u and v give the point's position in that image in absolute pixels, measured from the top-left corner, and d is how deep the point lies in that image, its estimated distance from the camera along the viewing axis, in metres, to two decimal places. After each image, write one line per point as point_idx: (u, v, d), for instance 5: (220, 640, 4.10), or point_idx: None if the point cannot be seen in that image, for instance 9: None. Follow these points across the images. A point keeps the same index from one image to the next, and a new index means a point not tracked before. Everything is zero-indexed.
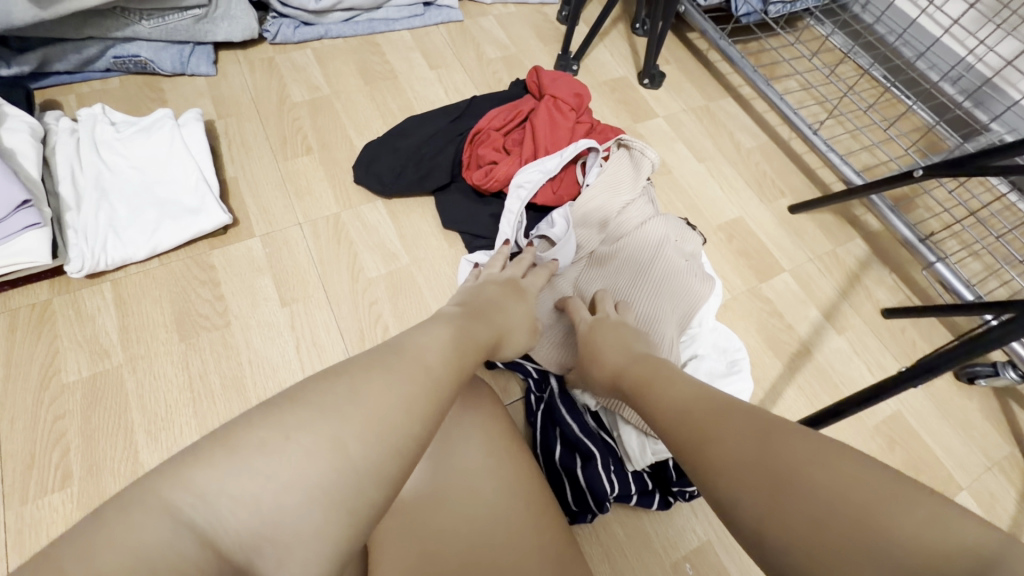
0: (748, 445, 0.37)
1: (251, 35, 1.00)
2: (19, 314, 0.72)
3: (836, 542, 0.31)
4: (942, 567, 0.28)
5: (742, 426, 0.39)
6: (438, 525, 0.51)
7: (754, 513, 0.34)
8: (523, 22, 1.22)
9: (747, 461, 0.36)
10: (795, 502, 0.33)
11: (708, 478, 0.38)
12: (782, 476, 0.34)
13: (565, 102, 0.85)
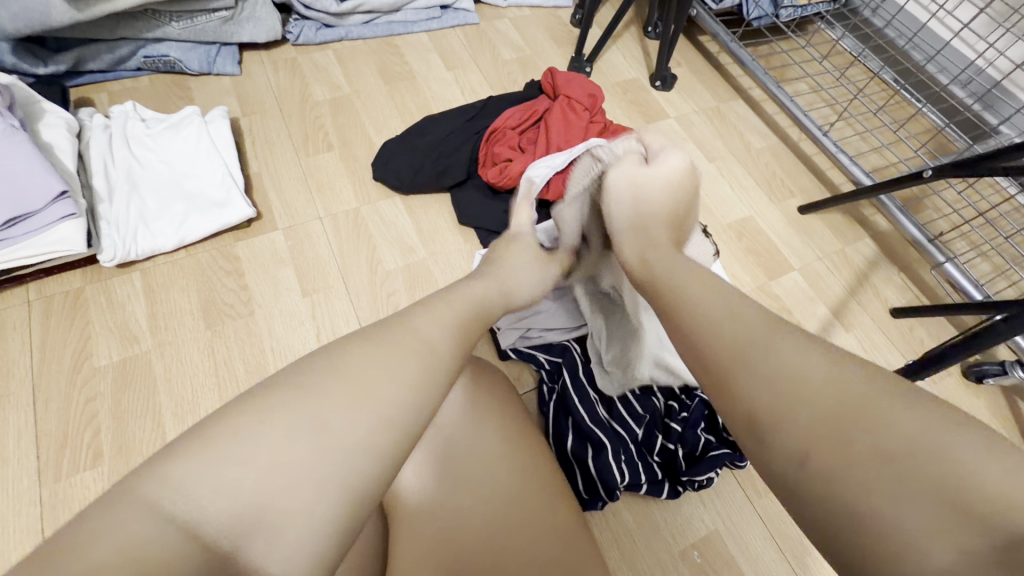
0: (801, 387, 0.38)
1: (275, 37, 1.04)
2: (53, 300, 0.75)
3: (875, 483, 0.32)
4: (981, 508, 0.30)
5: (802, 370, 0.39)
6: (457, 503, 0.53)
7: (794, 450, 0.36)
8: (538, 25, 1.25)
9: (816, 389, 0.37)
10: (862, 432, 0.34)
11: (745, 408, 0.40)
12: (852, 408, 0.35)
13: (579, 103, 0.87)
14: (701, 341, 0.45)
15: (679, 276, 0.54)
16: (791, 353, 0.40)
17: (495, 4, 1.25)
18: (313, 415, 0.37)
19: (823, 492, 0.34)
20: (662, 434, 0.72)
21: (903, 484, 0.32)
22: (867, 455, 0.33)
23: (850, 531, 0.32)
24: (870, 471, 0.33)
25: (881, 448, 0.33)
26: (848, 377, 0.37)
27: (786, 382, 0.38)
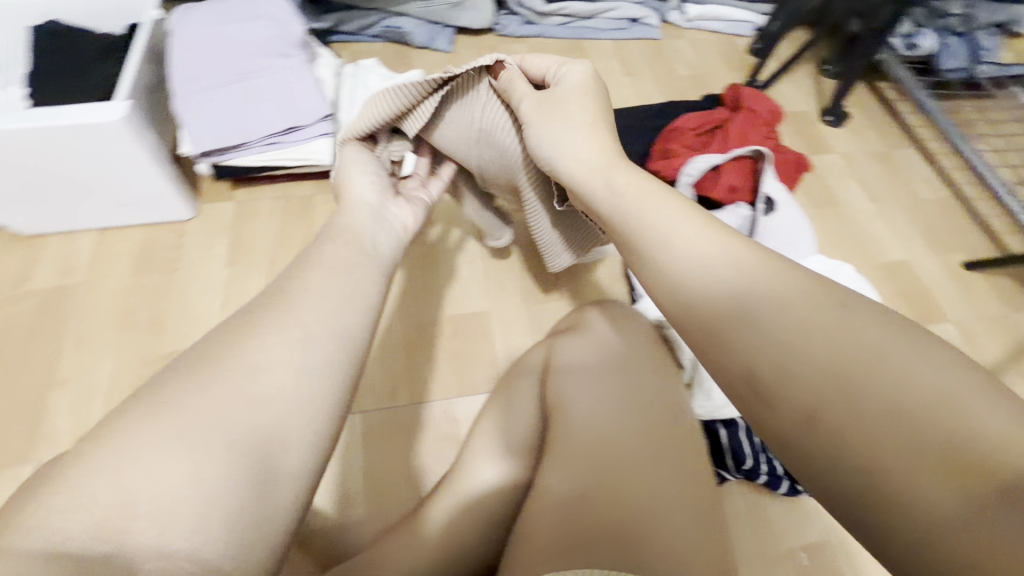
0: (796, 345, 0.34)
1: (485, 24, 1.20)
2: (292, 200, 0.93)
3: (880, 446, 0.29)
4: (959, 456, 0.27)
5: (779, 320, 0.35)
6: (603, 427, 0.59)
7: (796, 415, 0.33)
8: (716, 48, 1.31)
9: (805, 356, 0.33)
10: (849, 397, 0.31)
11: (738, 373, 0.36)
12: (842, 370, 0.32)
13: (760, 117, 0.93)
14: (694, 301, 0.38)
15: (625, 197, 0.46)
16: (771, 303, 0.35)
17: (677, 24, 1.33)
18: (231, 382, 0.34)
19: (832, 462, 0.31)
20: None
21: (917, 446, 0.29)
22: (878, 420, 0.30)
23: (868, 499, 0.30)
24: (883, 435, 0.30)
25: (890, 409, 0.30)
26: (824, 322, 0.33)
27: (775, 344, 0.34)
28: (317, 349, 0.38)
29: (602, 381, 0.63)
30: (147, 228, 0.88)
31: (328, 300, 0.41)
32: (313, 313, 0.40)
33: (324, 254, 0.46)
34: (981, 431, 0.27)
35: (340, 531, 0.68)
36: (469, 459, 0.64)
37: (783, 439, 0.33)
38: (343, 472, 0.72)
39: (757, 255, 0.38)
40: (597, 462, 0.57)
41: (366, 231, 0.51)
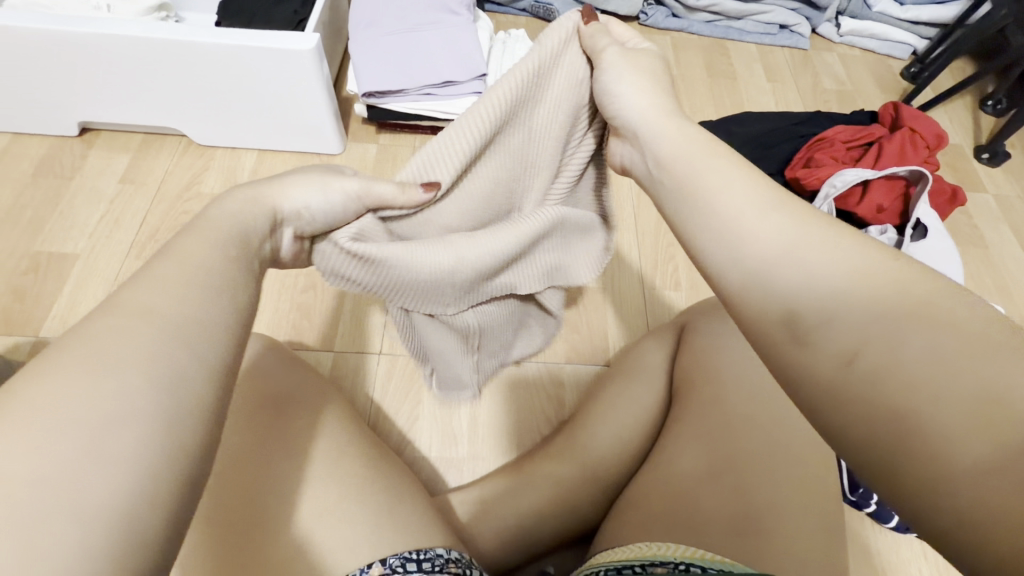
0: (839, 295, 0.30)
1: (633, 12, 1.20)
2: None
3: (918, 417, 0.25)
4: (1000, 409, 0.23)
5: (822, 275, 0.31)
6: (729, 412, 0.61)
7: (836, 362, 0.28)
8: (867, 66, 1.24)
9: (857, 322, 0.29)
10: (882, 361, 0.27)
11: (777, 312, 0.31)
12: (874, 332, 0.28)
13: (923, 139, 0.88)
14: (742, 255, 0.34)
15: (696, 164, 0.40)
16: (813, 261, 0.31)
17: (829, 37, 1.27)
18: (153, 307, 0.29)
19: (858, 412, 0.27)
20: None
21: (955, 400, 0.24)
22: (916, 372, 0.26)
23: (895, 461, 0.25)
24: (925, 387, 0.25)
25: (932, 360, 0.25)
26: (867, 274, 0.30)
27: (809, 295, 0.31)
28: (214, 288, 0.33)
29: (735, 372, 0.64)
30: (301, 156, 0.95)
31: (231, 232, 0.39)
32: (216, 247, 0.36)
33: (212, 217, 0.40)
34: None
35: (440, 465, 0.71)
36: (585, 423, 0.67)
37: (797, 378, 0.30)
38: (449, 412, 0.75)
39: (788, 214, 0.34)
40: (719, 450, 0.58)
41: (241, 220, 0.41)
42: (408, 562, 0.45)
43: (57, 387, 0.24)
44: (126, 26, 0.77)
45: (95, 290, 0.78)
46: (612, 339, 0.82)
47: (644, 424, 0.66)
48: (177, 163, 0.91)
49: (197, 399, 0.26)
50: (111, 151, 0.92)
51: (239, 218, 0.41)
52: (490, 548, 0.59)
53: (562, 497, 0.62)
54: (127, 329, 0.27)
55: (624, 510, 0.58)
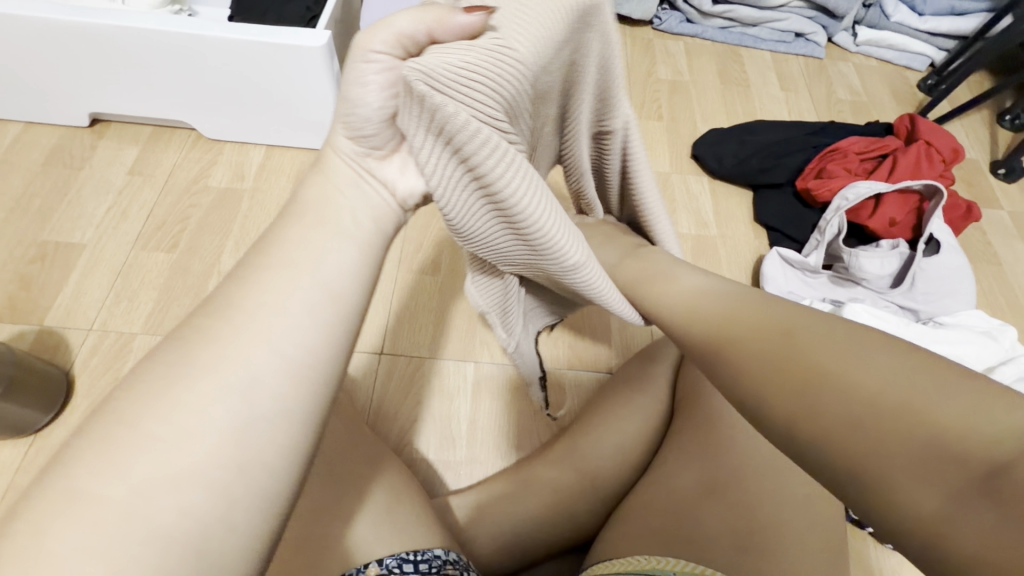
0: (757, 358, 0.33)
1: (646, 16, 1.19)
2: None
3: (872, 458, 0.26)
4: (934, 448, 0.25)
5: (745, 333, 0.35)
6: (737, 424, 0.60)
7: (782, 417, 0.30)
8: (883, 77, 1.22)
9: (780, 366, 0.31)
10: (815, 403, 0.29)
11: (726, 395, 0.35)
12: (807, 372, 0.30)
13: (939, 152, 0.87)
14: (681, 326, 0.41)
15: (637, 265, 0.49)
16: (731, 329, 0.36)
17: (844, 46, 1.26)
18: (226, 336, 0.28)
19: (812, 466, 0.29)
20: None
21: (885, 435, 0.26)
22: (852, 415, 0.27)
23: (868, 509, 0.27)
24: (861, 431, 0.27)
25: (853, 410, 0.27)
26: (788, 327, 0.33)
27: (739, 369, 0.34)
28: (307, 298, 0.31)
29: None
30: (309, 152, 0.94)
31: (345, 222, 0.34)
32: (319, 239, 0.33)
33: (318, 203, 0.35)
34: (942, 414, 0.25)
35: (438, 467, 0.71)
36: (586, 430, 0.66)
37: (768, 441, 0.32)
38: (448, 414, 0.74)
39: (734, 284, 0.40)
40: (725, 462, 0.57)
41: (347, 210, 0.35)
42: (404, 564, 0.48)
43: (140, 431, 0.24)
44: (138, 19, 0.77)
45: (100, 281, 0.78)
46: (616, 347, 0.81)
47: (645, 434, 0.65)
48: (185, 156, 0.92)
49: (256, 445, 0.26)
50: (120, 143, 0.92)
51: (348, 211, 0.35)
52: (486, 553, 0.59)
53: (560, 504, 0.61)
54: (197, 366, 0.27)
55: (623, 521, 0.57)
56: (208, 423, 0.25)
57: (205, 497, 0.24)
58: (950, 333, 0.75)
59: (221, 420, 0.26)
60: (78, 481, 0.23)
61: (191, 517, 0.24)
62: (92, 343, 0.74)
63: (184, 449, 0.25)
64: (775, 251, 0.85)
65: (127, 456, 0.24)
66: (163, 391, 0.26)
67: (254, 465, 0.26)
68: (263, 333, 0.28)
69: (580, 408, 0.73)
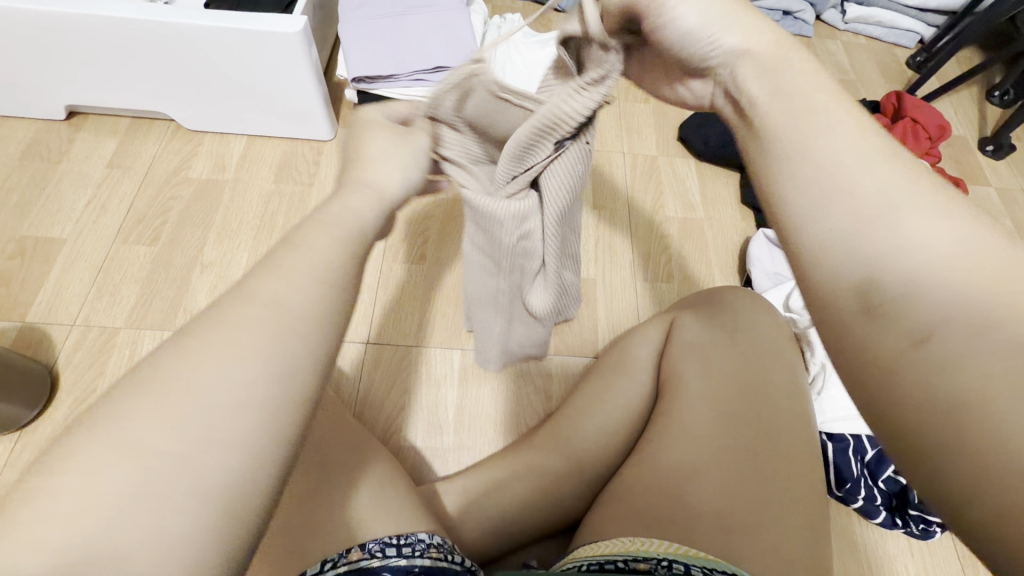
0: (931, 267, 0.28)
1: None
2: None
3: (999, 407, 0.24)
4: None
5: (905, 238, 0.29)
6: (736, 406, 0.59)
7: (907, 337, 0.27)
8: (871, 55, 1.21)
9: (950, 293, 0.27)
10: (981, 338, 0.25)
11: (853, 279, 0.29)
12: (978, 309, 0.26)
13: (925, 129, 0.86)
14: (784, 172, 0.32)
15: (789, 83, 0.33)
16: (900, 218, 0.29)
17: (833, 24, 1.24)
18: (228, 318, 0.26)
19: (919, 398, 0.26)
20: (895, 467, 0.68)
21: (1011, 388, 0.24)
22: (1000, 366, 0.24)
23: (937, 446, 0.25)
24: (997, 382, 0.24)
25: (1017, 351, 0.24)
26: (977, 256, 0.27)
27: (899, 265, 0.28)
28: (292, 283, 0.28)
29: (724, 366, 0.63)
30: (290, 142, 0.93)
31: (356, 227, 0.34)
32: (322, 236, 0.32)
33: (336, 208, 0.35)
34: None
35: (426, 454, 0.71)
36: (573, 413, 0.66)
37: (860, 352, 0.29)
38: (435, 401, 0.75)
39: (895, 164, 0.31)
40: (720, 441, 0.57)
41: (371, 212, 0.36)
42: (387, 547, 0.48)
43: (144, 413, 0.23)
44: (111, 7, 0.75)
45: (81, 276, 0.78)
46: (602, 331, 0.81)
47: (632, 417, 0.65)
48: (165, 148, 0.90)
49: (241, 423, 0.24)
50: (98, 135, 0.91)
51: (367, 213, 0.36)
52: (473, 536, 0.60)
53: (546, 487, 0.62)
54: (200, 347, 0.25)
55: (609, 503, 0.58)
56: (208, 401, 0.24)
57: (212, 474, 0.23)
58: None
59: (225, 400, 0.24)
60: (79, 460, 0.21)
61: (202, 494, 0.22)
62: (75, 338, 0.73)
63: (190, 431, 0.23)
64: (761, 233, 0.85)
65: (130, 438, 0.22)
66: (166, 372, 0.24)
67: (253, 446, 0.24)
68: (264, 319, 0.27)
69: (566, 393, 0.73)
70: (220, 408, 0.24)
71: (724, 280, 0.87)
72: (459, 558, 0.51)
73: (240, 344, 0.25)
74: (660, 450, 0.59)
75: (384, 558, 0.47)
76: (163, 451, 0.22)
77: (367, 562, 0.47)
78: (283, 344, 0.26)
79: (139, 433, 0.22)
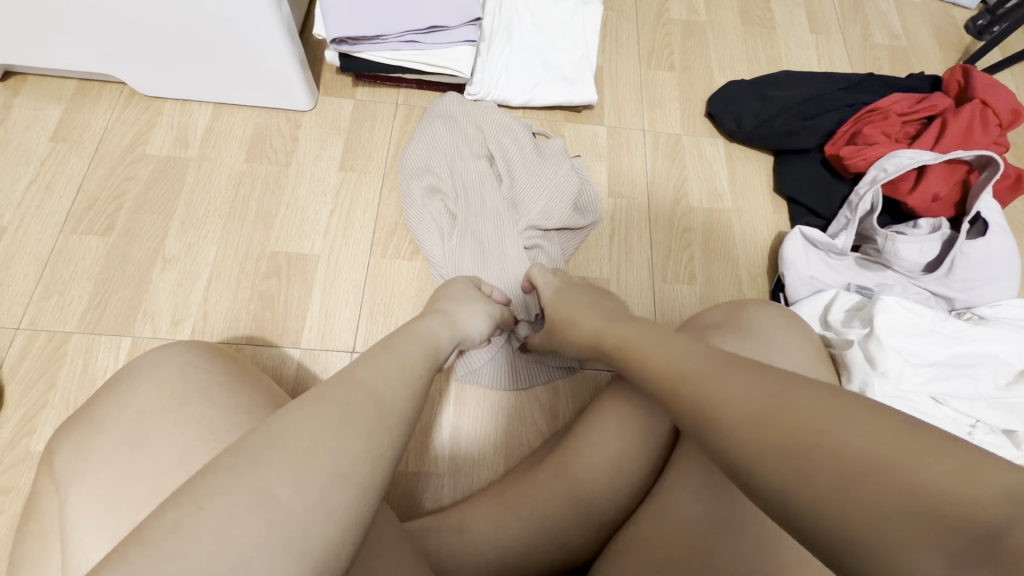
0: (743, 413, 0.31)
1: None
2: (415, 111, 0.84)
3: (854, 523, 0.24)
4: (920, 514, 0.23)
5: (734, 388, 0.32)
6: None
7: (767, 488, 0.28)
8: (926, 17, 1.06)
9: (769, 423, 0.29)
10: (807, 464, 0.27)
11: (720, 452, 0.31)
12: (798, 432, 0.28)
13: (995, 114, 0.75)
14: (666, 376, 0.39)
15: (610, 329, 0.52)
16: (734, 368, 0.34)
17: None
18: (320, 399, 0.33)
19: (805, 532, 0.26)
20: None
21: (836, 501, 0.25)
22: (824, 485, 0.26)
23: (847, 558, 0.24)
24: (835, 500, 0.25)
25: (839, 465, 0.26)
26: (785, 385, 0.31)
27: (736, 399, 0.32)
28: (395, 389, 0.37)
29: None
30: (263, 112, 0.81)
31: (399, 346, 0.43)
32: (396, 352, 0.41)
33: (419, 328, 0.48)
34: (932, 480, 0.24)
35: (418, 479, 0.64)
36: (582, 446, 0.58)
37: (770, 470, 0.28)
38: (429, 418, 0.67)
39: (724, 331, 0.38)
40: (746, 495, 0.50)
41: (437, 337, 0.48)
42: None
43: (252, 459, 0.29)
44: None
45: (25, 272, 0.68)
46: None
47: (651, 451, 0.58)
48: (117, 118, 0.78)
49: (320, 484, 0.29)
50: (40, 101, 0.79)
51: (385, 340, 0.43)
52: None
53: (551, 527, 0.55)
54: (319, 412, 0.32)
55: (623, 556, 0.51)
56: (315, 461, 0.29)
57: (291, 507, 0.27)
58: (994, 330, 0.66)
59: (331, 467, 0.30)
60: (193, 503, 0.27)
61: (286, 529, 0.27)
62: (21, 344, 0.65)
63: (300, 479, 0.28)
64: (798, 229, 0.75)
65: (250, 486, 0.27)
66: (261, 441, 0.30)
67: (340, 505, 0.29)
68: (361, 401, 0.34)
69: (575, 413, 0.66)
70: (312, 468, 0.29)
71: (751, 284, 0.78)
72: None
73: (344, 417, 0.32)
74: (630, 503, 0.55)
75: None
76: (267, 497, 0.27)
77: None
78: (377, 429, 0.33)
79: (270, 481, 0.28)
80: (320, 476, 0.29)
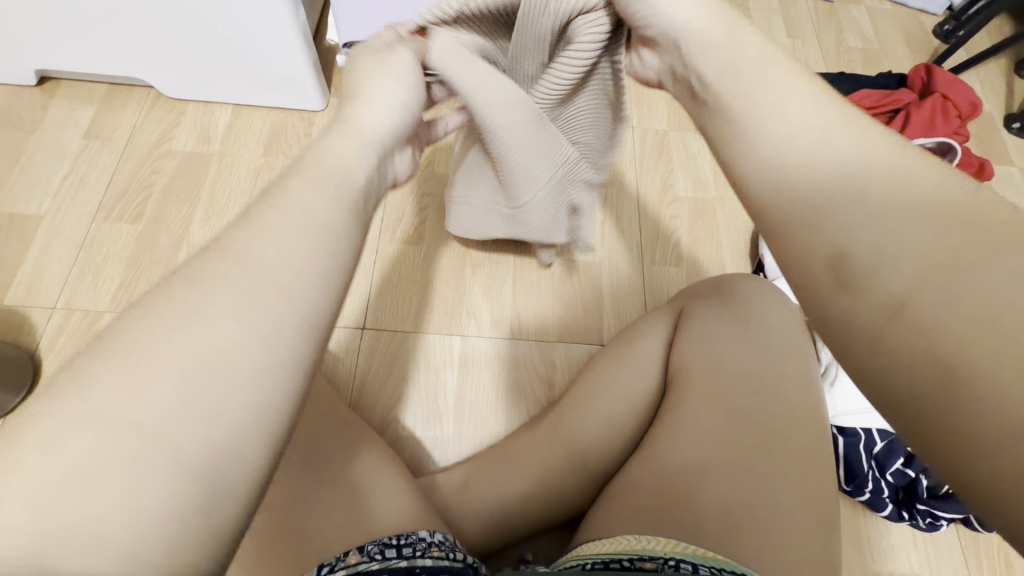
0: (881, 223, 0.29)
1: None
2: None
3: (968, 359, 0.25)
4: None
5: (868, 203, 0.30)
6: (743, 406, 0.57)
7: (883, 306, 0.28)
8: (895, 22, 1.14)
9: (920, 248, 0.28)
10: (954, 293, 0.26)
11: (822, 256, 0.30)
12: (951, 262, 0.27)
13: (955, 107, 0.82)
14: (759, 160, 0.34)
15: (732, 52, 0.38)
16: (875, 195, 0.30)
17: None
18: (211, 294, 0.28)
19: (906, 366, 0.27)
20: (903, 459, 0.67)
21: (964, 331, 0.26)
22: (959, 320, 0.26)
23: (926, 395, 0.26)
24: (953, 333, 0.26)
25: (988, 304, 0.25)
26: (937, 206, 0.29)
27: (862, 235, 0.29)
28: (310, 272, 0.31)
29: (735, 360, 0.60)
30: (279, 111, 0.87)
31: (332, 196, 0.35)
32: (317, 199, 0.33)
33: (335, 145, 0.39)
34: None
35: (425, 444, 0.69)
36: (577, 406, 0.63)
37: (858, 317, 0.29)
38: (435, 388, 0.72)
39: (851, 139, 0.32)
40: (727, 442, 0.55)
41: (356, 162, 0.38)
42: (387, 549, 0.46)
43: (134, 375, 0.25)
44: None
45: (61, 256, 0.74)
46: (606, 316, 0.78)
47: (640, 410, 0.63)
48: (145, 117, 0.85)
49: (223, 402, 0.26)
50: (73, 103, 0.85)
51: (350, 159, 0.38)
52: (472, 530, 0.58)
53: (547, 480, 0.60)
54: (201, 316, 0.27)
55: (614, 500, 0.56)
56: (231, 372, 0.26)
57: (190, 439, 0.25)
58: None
59: (233, 376, 0.26)
60: (66, 425, 0.23)
61: (186, 458, 0.24)
62: (58, 320, 0.70)
63: (193, 398, 0.25)
64: None
65: (122, 401, 0.24)
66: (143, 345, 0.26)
67: (245, 424, 0.26)
68: (269, 297, 0.29)
69: (570, 381, 0.71)
70: (214, 387, 0.26)
71: (733, 266, 0.84)
72: (461, 556, 0.49)
73: (237, 323, 0.27)
74: (642, 447, 0.59)
75: (383, 561, 0.45)
76: (148, 415, 0.24)
77: (366, 566, 0.44)
78: (285, 329, 0.28)
79: (153, 397, 0.24)
80: (216, 395, 0.26)
